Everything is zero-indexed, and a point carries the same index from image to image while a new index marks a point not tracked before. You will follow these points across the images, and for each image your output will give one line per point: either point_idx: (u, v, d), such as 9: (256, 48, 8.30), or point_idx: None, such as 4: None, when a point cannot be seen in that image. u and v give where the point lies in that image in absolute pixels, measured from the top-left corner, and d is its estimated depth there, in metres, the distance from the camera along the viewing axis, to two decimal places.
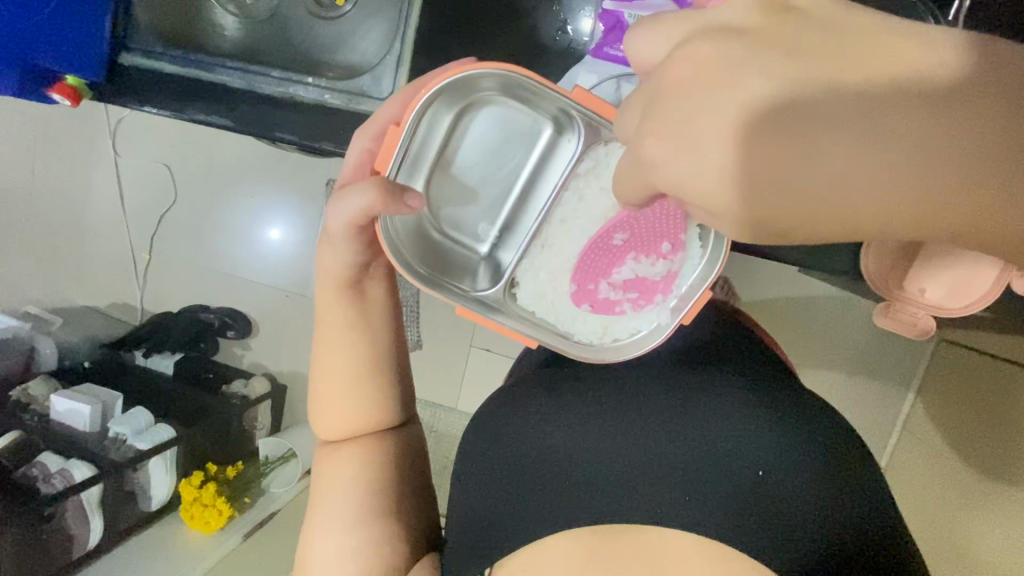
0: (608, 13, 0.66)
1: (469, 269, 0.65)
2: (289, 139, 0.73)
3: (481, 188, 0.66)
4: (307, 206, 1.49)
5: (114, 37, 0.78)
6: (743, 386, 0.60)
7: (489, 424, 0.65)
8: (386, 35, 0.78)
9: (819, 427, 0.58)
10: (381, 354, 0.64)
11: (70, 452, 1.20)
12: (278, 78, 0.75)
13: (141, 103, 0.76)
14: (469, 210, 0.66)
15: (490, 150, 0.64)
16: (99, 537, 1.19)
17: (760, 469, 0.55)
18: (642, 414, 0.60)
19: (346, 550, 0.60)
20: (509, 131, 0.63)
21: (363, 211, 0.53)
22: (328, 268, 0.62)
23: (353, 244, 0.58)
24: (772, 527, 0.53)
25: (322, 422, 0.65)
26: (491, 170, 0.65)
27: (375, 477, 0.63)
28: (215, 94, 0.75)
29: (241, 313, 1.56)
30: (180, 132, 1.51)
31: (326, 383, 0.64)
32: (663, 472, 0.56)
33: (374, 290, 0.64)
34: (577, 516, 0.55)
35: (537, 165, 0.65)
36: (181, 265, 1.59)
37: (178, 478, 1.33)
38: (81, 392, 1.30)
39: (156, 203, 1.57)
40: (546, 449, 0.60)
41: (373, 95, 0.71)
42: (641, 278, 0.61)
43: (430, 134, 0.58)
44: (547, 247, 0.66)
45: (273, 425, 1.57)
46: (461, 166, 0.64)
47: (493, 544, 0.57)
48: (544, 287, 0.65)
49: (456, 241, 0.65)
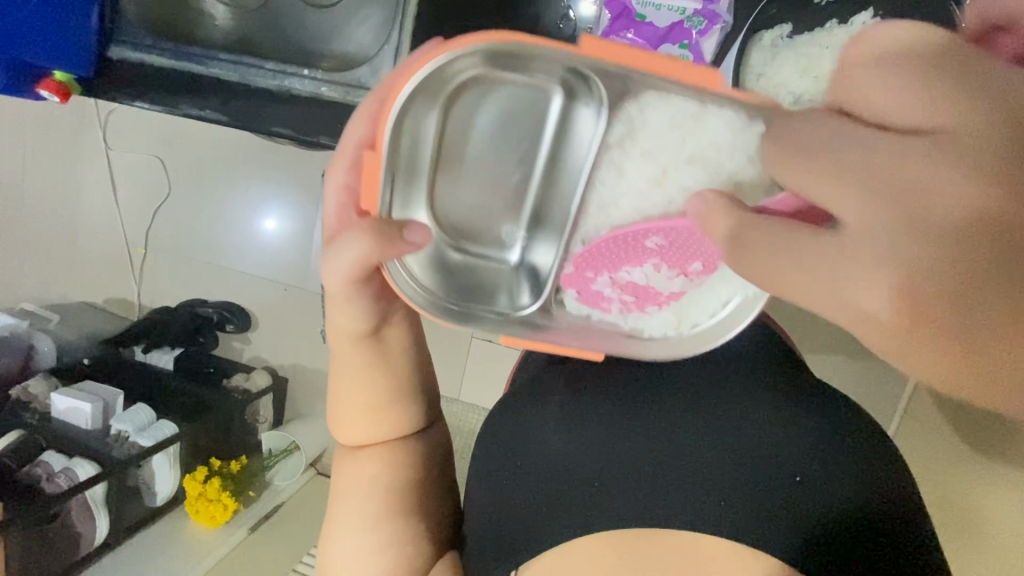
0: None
1: (503, 283, 0.57)
2: (286, 133, 0.71)
3: (514, 169, 0.54)
4: (304, 199, 1.47)
5: (102, 31, 0.75)
6: (773, 392, 0.60)
7: (503, 427, 0.64)
8: (382, 24, 0.76)
9: (846, 426, 0.58)
10: (399, 383, 0.62)
11: (73, 451, 1.19)
12: (273, 70, 0.73)
13: (130, 98, 0.74)
14: (495, 212, 0.55)
15: (498, 134, 0.52)
16: (106, 533, 1.19)
17: (796, 475, 0.55)
18: (672, 420, 0.59)
19: (364, 549, 0.60)
20: (522, 108, 0.51)
21: (359, 262, 0.49)
22: (346, 326, 0.57)
23: (366, 297, 0.54)
24: (807, 529, 0.53)
25: (340, 430, 0.63)
26: (523, 146, 0.53)
27: (391, 483, 0.62)
28: (208, 88, 0.73)
29: (240, 308, 1.54)
30: (171, 125, 1.48)
31: (337, 398, 0.62)
32: (698, 476, 0.56)
33: (393, 334, 0.60)
34: (601, 521, 0.56)
35: (566, 130, 0.53)
36: (176, 259, 1.57)
37: (182, 473, 1.33)
38: (80, 390, 1.28)
39: (147, 197, 1.55)
40: (562, 454, 0.59)
41: (370, 88, 0.71)
42: (647, 286, 0.54)
43: (418, 137, 0.48)
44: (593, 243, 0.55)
45: (275, 419, 1.56)
46: (483, 153, 0.52)
47: (510, 540, 0.57)
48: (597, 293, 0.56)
49: (482, 255, 0.56)
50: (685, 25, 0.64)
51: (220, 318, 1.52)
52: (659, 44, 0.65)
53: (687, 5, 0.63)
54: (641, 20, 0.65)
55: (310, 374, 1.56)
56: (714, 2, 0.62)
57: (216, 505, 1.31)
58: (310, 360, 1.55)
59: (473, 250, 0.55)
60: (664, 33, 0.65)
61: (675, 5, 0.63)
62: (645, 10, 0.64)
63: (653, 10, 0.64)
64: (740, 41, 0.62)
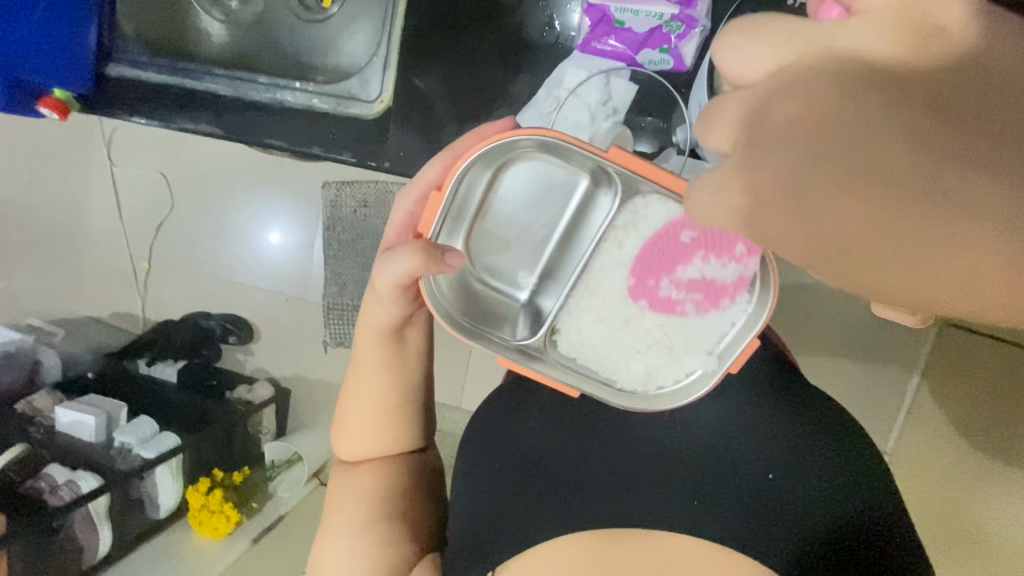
0: (593, 8, 0.65)
1: (509, 318, 0.62)
2: (279, 144, 0.73)
3: (530, 233, 0.61)
4: (304, 210, 1.50)
5: (100, 49, 0.78)
6: (750, 390, 0.61)
7: (490, 425, 0.65)
8: (372, 36, 0.78)
9: (822, 423, 0.59)
10: (411, 390, 0.64)
11: (76, 464, 1.20)
12: (265, 84, 0.75)
13: (129, 115, 0.75)
14: (511, 258, 0.61)
15: (530, 204, 0.58)
16: (109, 545, 1.20)
17: (769, 471, 0.56)
18: (648, 421, 0.61)
19: (352, 551, 0.60)
20: (549, 185, 0.58)
21: (406, 274, 0.53)
22: (378, 322, 0.61)
23: (399, 300, 0.58)
24: (783, 524, 0.52)
25: (343, 436, 0.66)
26: (543, 215, 0.60)
27: (383, 485, 0.63)
28: (203, 102, 0.74)
29: (242, 320, 1.56)
30: (173, 140, 1.52)
31: (349, 402, 0.64)
32: (673, 470, 0.57)
33: (414, 337, 0.64)
34: (579, 518, 0.54)
35: (577, 213, 0.60)
36: (179, 271, 1.60)
37: (185, 485, 1.33)
38: (84, 403, 1.29)
39: (152, 212, 1.59)
40: (542, 450, 0.60)
41: (361, 99, 0.72)
42: (707, 278, 0.55)
43: (469, 193, 0.55)
44: (591, 288, 0.62)
45: (278, 429, 1.57)
46: (512, 214, 0.59)
47: (490, 540, 0.55)
48: (586, 335, 0.63)
49: (497, 290, 0.62)
50: (664, 30, 0.65)
51: (222, 330, 1.54)
52: (639, 50, 0.67)
53: (666, 11, 0.63)
54: (620, 26, 0.66)
55: (312, 384, 1.57)
56: (692, 7, 0.62)
57: (219, 515, 1.31)
58: (312, 370, 1.56)
59: (492, 282, 0.61)
60: (643, 39, 0.66)
61: (654, 11, 0.63)
62: (624, 16, 0.65)
63: (632, 15, 0.65)
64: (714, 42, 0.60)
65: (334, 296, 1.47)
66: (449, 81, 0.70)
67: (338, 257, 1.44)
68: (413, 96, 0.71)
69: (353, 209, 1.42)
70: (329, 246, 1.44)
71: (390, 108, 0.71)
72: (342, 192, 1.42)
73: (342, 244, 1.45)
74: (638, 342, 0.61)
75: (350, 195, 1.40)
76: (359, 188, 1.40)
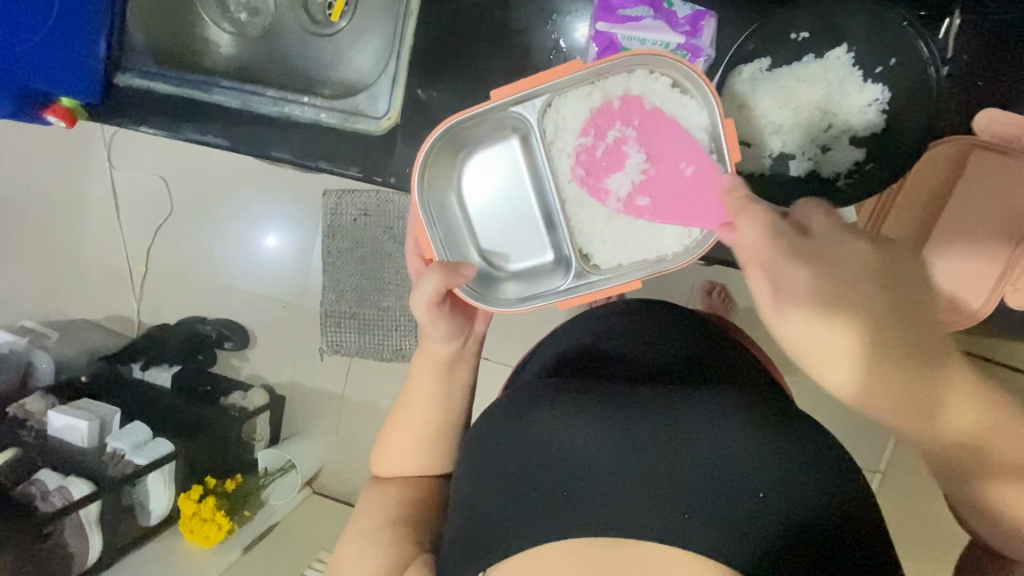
0: (600, 35, 0.66)
1: (545, 277, 0.75)
2: (286, 157, 0.74)
3: (511, 212, 0.75)
4: (303, 217, 1.50)
5: (109, 58, 0.78)
6: (748, 411, 0.60)
7: (495, 431, 0.64)
8: (381, 52, 0.79)
9: (821, 452, 0.59)
10: (452, 416, 0.73)
11: (68, 469, 1.19)
12: (274, 97, 0.74)
13: (136, 124, 0.76)
14: (516, 242, 0.75)
15: (494, 200, 0.75)
16: (98, 552, 1.18)
17: (761, 490, 0.55)
18: (650, 430, 0.59)
19: (363, 551, 0.66)
20: (492, 168, 0.73)
21: (435, 291, 0.65)
22: (434, 353, 0.72)
23: (444, 329, 0.69)
24: (771, 544, 0.53)
25: (383, 457, 0.75)
26: (509, 196, 0.74)
27: (409, 495, 0.72)
28: (212, 114, 0.75)
29: (239, 325, 1.56)
30: (174, 143, 1.52)
31: (393, 427, 0.74)
32: (670, 482, 0.56)
33: (464, 369, 0.74)
34: (578, 527, 0.53)
35: (526, 167, 0.73)
36: (176, 275, 1.59)
37: (177, 492, 1.32)
38: (78, 407, 1.28)
39: (150, 216, 1.58)
40: (543, 458, 0.59)
41: (368, 115, 0.72)
42: (619, 165, 0.69)
43: (444, 216, 0.72)
44: (584, 223, 0.72)
45: (271, 436, 1.55)
46: (492, 213, 0.75)
47: (486, 544, 0.55)
48: (609, 245, 0.71)
49: (528, 268, 0.76)
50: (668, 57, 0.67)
51: (219, 336, 1.54)
52: None
53: (672, 39, 0.65)
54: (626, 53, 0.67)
55: (307, 391, 1.56)
56: (697, 36, 0.65)
57: (211, 524, 1.30)
58: (307, 377, 1.56)
59: (517, 268, 0.76)
60: None
61: (660, 39, 0.65)
62: (630, 44, 0.66)
63: (638, 43, 0.66)
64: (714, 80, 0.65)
65: (330, 304, 1.49)
66: (457, 96, 0.71)
67: (337, 265, 1.47)
68: (420, 111, 0.72)
69: (353, 217, 1.45)
70: (329, 254, 1.47)
71: (398, 125, 0.72)
72: (343, 200, 1.45)
73: (341, 252, 1.47)
74: (647, 216, 0.69)
75: (350, 203, 1.44)
76: (360, 196, 1.43)
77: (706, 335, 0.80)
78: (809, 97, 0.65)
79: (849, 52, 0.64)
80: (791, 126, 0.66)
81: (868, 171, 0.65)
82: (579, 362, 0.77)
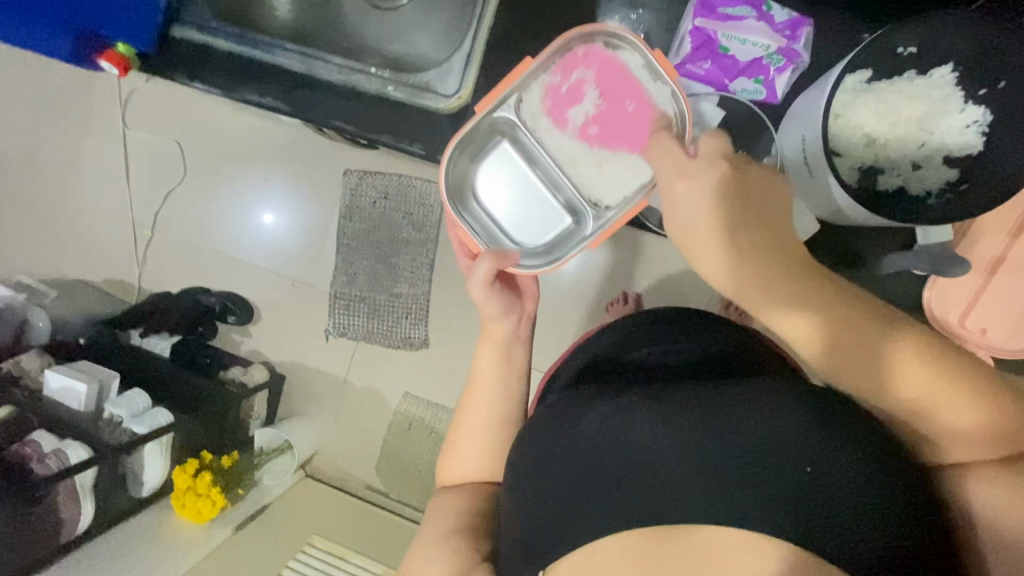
0: (701, 32, 0.79)
1: (566, 233, 0.87)
2: (346, 127, 0.80)
3: (520, 194, 0.87)
4: (318, 193, 1.47)
5: (168, 9, 0.83)
6: (788, 388, 0.55)
7: (538, 433, 0.61)
8: (439, 31, 0.87)
9: (876, 431, 0.52)
10: (514, 411, 0.75)
11: (64, 433, 1.15)
12: (340, 65, 0.80)
13: (189, 78, 0.82)
14: (538, 218, 0.88)
15: (510, 193, 0.87)
16: (90, 521, 1.14)
17: (807, 462, 0.49)
18: (680, 411, 0.54)
19: (431, 561, 0.65)
20: (492, 165, 0.85)
21: (487, 275, 0.72)
22: (493, 332, 0.76)
23: (495, 306, 0.74)
24: (832, 523, 0.46)
25: (446, 466, 0.75)
26: (517, 184, 0.86)
27: (469, 504, 0.70)
28: (272, 75, 0.81)
29: (243, 300, 1.52)
30: (192, 107, 1.49)
31: (457, 431, 0.75)
32: (709, 461, 0.50)
33: (518, 351, 0.77)
34: (626, 515, 0.50)
35: (517, 154, 0.85)
36: (182, 242, 1.55)
37: (172, 465, 1.29)
38: (76, 370, 1.24)
39: (160, 180, 1.54)
40: (580, 456, 0.55)
41: (437, 92, 0.80)
42: (574, 100, 0.81)
43: (476, 219, 0.86)
44: (585, 180, 0.84)
45: (268, 416, 1.52)
46: (508, 207, 0.87)
47: (540, 543, 0.54)
48: (611, 189, 0.82)
49: (551, 233, 0.88)
50: (763, 61, 0.80)
51: (223, 308, 1.50)
52: (737, 76, 0.82)
53: (769, 43, 0.79)
54: (724, 50, 0.80)
55: (308, 372, 1.53)
56: (794, 42, 0.79)
57: (204, 500, 1.26)
58: (310, 359, 1.52)
59: (544, 239, 0.88)
60: (743, 66, 0.81)
61: (758, 42, 0.79)
62: (730, 43, 0.79)
63: (737, 43, 0.79)
64: (837, 76, 0.70)
65: (341, 286, 1.47)
66: None
67: (352, 247, 1.45)
68: None
69: (371, 199, 1.43)
70: (344, 235, 1.45)
71: (466, 104, 0.80)
72: (363, 181, 1.43)
73: (356, 234, 1.45)
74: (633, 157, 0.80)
75: (370, 185, 1.42)
76: (382, 179, 1.42)
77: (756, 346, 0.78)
78: (909, 114, 0.74)
79: (954, 71, 0.71)
80: (887, 138, 0.75)
81: (961, 189, 0.73)
82: (613, 364, 0.76)
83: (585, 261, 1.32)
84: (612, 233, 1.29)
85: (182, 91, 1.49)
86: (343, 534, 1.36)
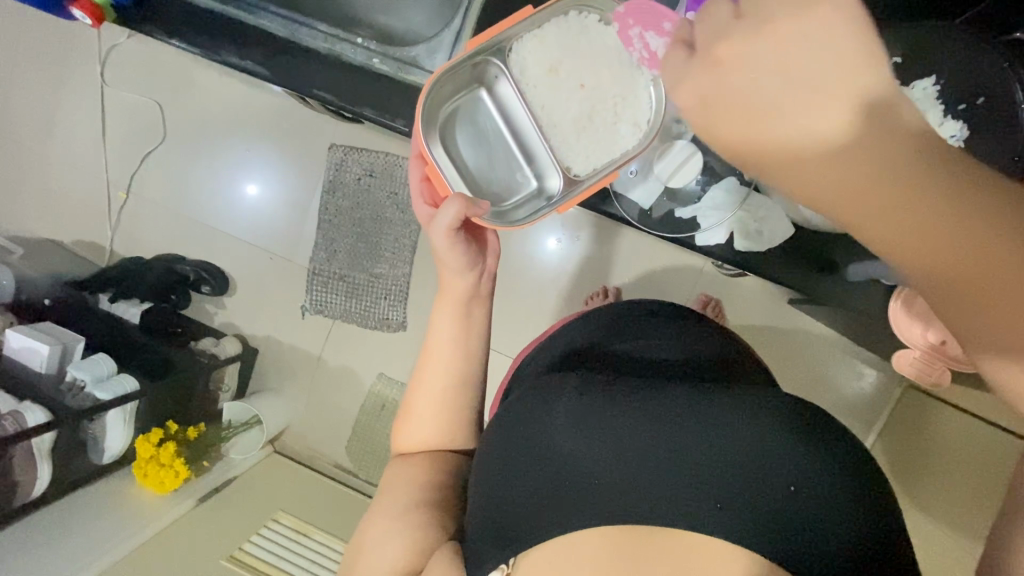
0: None
1: (532, 198, 0.87)
2: (328, 98, 0.77)
3: (493, 150, 0.86)
4: (301, 166, 1.44)
5: None
6: (780, 402, 0.54)
7: (516, 423, 0.60)
8: (431, 8, 0.87)
9: (861, 460, 0.52)
10: (470, 373, 0.75)
11: (23, 395, 1.11)
12: (324, 33, 0.79)
13: (167, 36, 0.78)
14: (504, 179, 0.87)
15: (479, 145, 0.85)
16: (45, 487, 1.11)
17: (790, 484, 0.49)
18: (671, 420, 0.53)
19: (389, 534, 0.64)
20: (471, 115, 0.83)
21: (455, 220, 0.68)
22: (454, 289, 0.75)
23: (456, 252, 0.71)
24: (804, 541, 0.47)
25: (402, 433, 0.75)
26: (491, 141, 0.85)
27: (430, 476, 0.70)
28: (256, 39, 0.79)
29: (219, 269, 1.49)
30: (174, 67, 1.44)
31: (414, 397, 0.75)
32: (692, 474, 0.50)
33: (478, 314, 0.77)
34: (603, 512, 0.50)
35: (498, 106, 0.83)
36: (158, 207, 1.51)
37: (136, 433, 1.25)
38: (40, 330, 1.21)
39: (137, 141, 1.49)
40: (566, 455, 0.54)
41: (423, 67, 0.78)
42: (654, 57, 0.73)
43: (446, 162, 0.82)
44: (560, 147, 0.82)
45: (238, 389, 1.50)
46: (477, 159, 0.86)
47: (512, 532, 0.53)
48: (585, 156, 0.82)
49: (517, 197, 0.87)
50: None
51: (197, 278, 1.47)
52: None
53: None
54: None
55: (282, 348, 1.51)
56: None
57: (168, 471, 1.24)
58: (285, 334, 1.50)
59: (509, 202, 0.87)
60: None
61: None
62: None
63: None
64: None
65: (321, 263, 1.45)
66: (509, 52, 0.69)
67: (334, 223, 1.43)
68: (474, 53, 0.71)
69: (356, 176, 1.41)
70: (326, 211, 1.43)
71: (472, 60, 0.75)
72: (349, 157, 1.40)
73: (339, 211, 1.43)
74: (608, 117, 0.79)
75: (355, 161, 1.40)
76: (368, 156, 1.39)
77: (711, 337, 0.78)
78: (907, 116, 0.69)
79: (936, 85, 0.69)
80: None
81: None
82: (582, 362, 0.75)
83: (568, 253, 1.32)
84: (597, 226, 1.30)
85: (166, 51, 1.44)
86: (310, 511, 1.36)
